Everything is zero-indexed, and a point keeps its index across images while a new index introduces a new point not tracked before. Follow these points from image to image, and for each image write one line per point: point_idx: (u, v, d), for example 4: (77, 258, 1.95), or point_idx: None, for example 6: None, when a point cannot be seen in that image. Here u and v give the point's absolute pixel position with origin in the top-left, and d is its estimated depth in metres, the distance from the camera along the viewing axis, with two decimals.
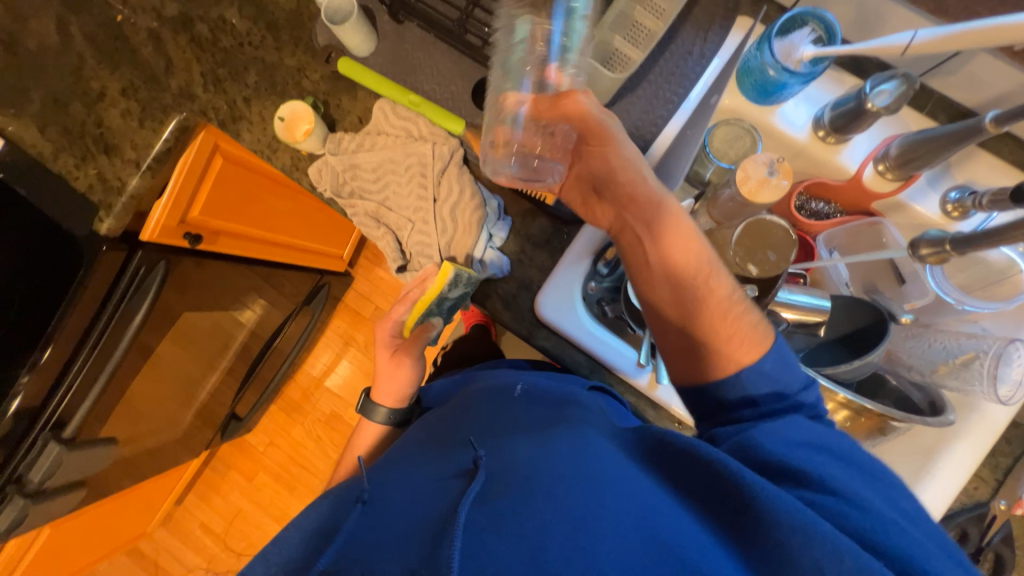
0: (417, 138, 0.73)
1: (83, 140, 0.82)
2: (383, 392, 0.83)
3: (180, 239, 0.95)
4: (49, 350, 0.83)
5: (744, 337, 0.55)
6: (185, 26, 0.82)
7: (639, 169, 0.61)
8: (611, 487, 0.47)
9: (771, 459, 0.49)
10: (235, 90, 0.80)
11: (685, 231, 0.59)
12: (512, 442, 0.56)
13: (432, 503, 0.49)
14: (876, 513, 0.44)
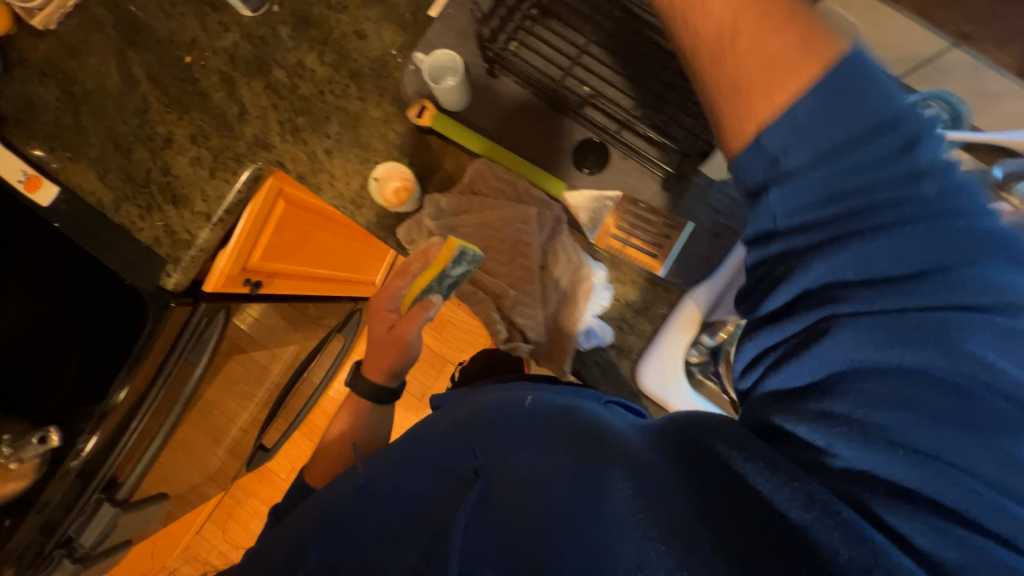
0: (519, 201, 0.70)
1: (148, 190, 0.78)
2: (372, 357, 0.83)
3: (240, 286, 0.91)
4: (116, 401, 0.78)
5: (785, 67, 0.36)
6: (261, 71, 0.78)
7: None
8: (605, 498, 0.42)
9: (799, 408, 0.37)
10: (315, 141, 0.76)
11: None
12: (519, 454, 0.52)
13: (432, 502, 0.51)
14: (916, 471, 0.34)
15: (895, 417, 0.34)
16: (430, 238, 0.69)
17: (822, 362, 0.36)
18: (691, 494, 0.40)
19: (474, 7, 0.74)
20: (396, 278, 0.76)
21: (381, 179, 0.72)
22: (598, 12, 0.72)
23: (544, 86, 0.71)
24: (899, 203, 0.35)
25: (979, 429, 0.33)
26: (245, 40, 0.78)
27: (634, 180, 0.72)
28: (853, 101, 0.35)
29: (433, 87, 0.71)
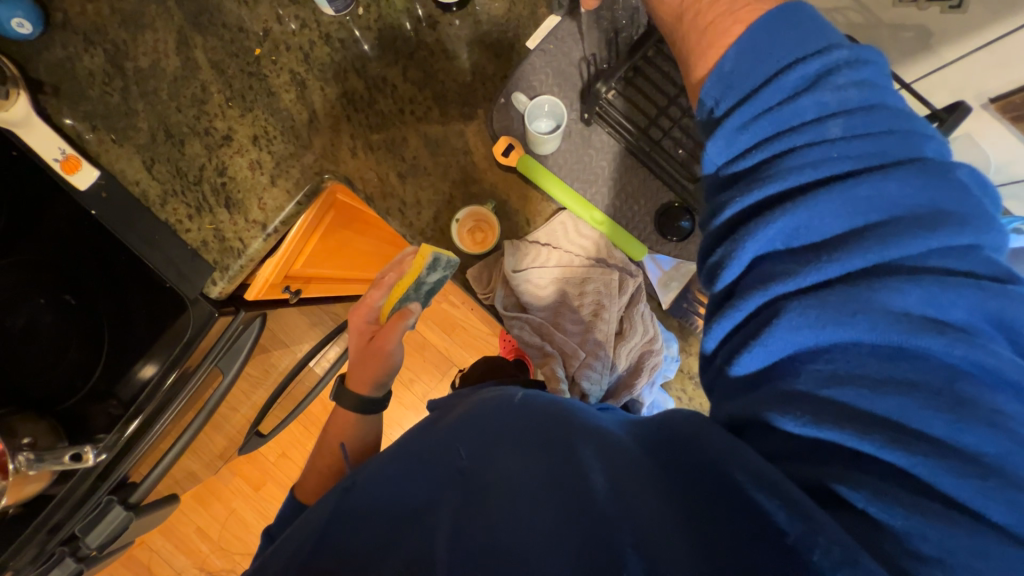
0: (597, 261, 0.70)
1: (201, 191, 0.72)
2: (358, 375, 0.74)
3: (279, 292, 0.87)
4: (151, 399, 0.74)
5: (721, 31, 0.44)
6: (338, 78, 0.72)
7: None
8: (584, 493, 0.43)
9: (768, 395, 0.37)
10: (388, 163, 0.72)
11: None
12: (500, 450, 0.50)
13: (431, 505, 0.50)
14: (866, 437, 0.32)
15: (846, 386, 0.34)
16: (401, 247, 0.70)
17: (775, 346, 0.37)
18: (682, 499, 0.40)
19: (576, 49, 0.71)
20: (371, 288, 0.74)
21: (462, 221, 0.71)
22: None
23: (637, 146, 0.69)
24: (827, 166, 0.38)
25: (931, 392, 0.32)
26: (323, 42, 0.72)
27: None
28: (771, 62, 0.41)
29: (530, 134, 0.68)
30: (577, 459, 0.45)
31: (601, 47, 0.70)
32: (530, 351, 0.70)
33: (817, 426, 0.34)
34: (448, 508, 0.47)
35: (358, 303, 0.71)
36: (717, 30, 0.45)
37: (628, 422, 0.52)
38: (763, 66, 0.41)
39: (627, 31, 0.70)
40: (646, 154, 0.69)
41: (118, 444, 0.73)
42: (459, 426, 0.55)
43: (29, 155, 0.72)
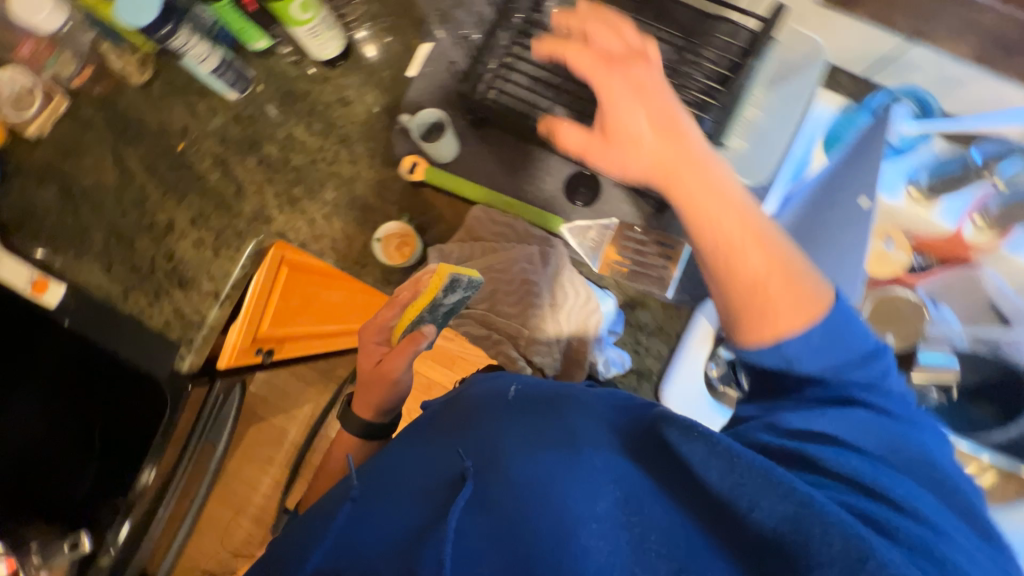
0: (519, 241, 0.73)
1: (153, 277, 0.79)
2: (359, 406, 0.75)
3: (253, 356, 0.92)
4: (146, 488, 0.76)
5: (799, 304, 0.40)
6: (253, 148, 0.80)
7: (727, 206, 0.41)
8: (593, 487, 0.41)
9: (807, 443, 0.40)
10: (313, 209, 0.78)
11: (732, 210, 0.41)
12: (508, 460, 0.47)
13: (436, 483, 0.49)
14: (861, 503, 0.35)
15: (869, 461, 0.38)
16: (421, 267, 0.67)
17: (834, 425, 0.40)
18: (669, 503, 0.39)
19: (453, 64, 0.77)
20: (384, 309, 0.72)
21: (385, 239, 0.74)
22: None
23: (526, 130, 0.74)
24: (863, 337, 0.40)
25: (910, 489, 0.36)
26: (234, 121, 0.81)
27: (627, 206, 0.74)
28: (846, 331, 0.40)
29: (425, 144, 0.74)
30: (574, 460, 0.44)
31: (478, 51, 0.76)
32: (478, 341, 0.73)
33: (829, 484, 0.37)
34: (454, 510, 0.43)
35: (371, 323, 0.70)
36: (785, 300, 0.40)
37: (615, 400, 0.51)
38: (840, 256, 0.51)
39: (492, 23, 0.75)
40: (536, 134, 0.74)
41: (119, 543, 0.74)
42: (455, 425, 0.56)
43: (1, 288, 0.80)
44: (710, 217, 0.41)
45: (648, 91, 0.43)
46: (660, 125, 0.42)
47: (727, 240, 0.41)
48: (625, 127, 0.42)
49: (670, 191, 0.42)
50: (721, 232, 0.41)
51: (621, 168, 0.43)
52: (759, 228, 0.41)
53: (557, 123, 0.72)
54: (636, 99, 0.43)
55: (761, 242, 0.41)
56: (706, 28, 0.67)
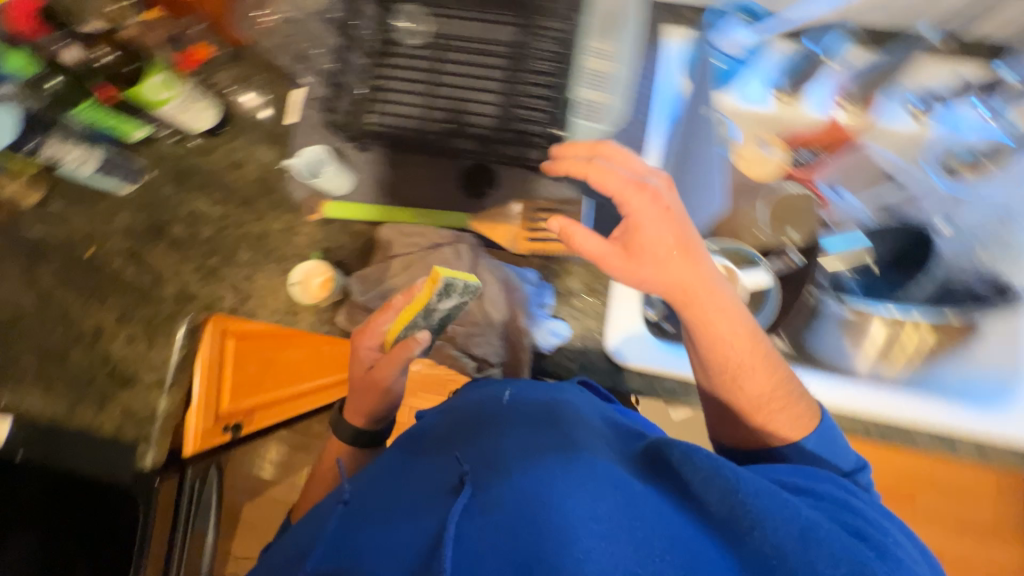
0: (435, 245, 0.76)
1: (95, 385, 0.79)
2: (353, 412, 0.78)
3: (222, 435, 0.92)
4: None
5: (791, 412, 0.61)
6: (161, 234, 0.81)
7: (739, 328, 0.60)
8: (601, 490, 0.45)
9: (798, 484, 0.53)
10: (233, 273, 0.79)
11: (743, 331, 0.60)
12: (507, 466, 0.51)
13: (430, 497, 0.53)
14: (847, 523, 0.46)
15: (845, 498, 0.51)
16: (415, 276, 0.68)
17: (818, 484, 0.53)
18: (673, 507, 0.45)
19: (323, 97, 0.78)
20: (377, 313, 0.72)
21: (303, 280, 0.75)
22: (437, 46, 0.74)
23: (408, 139, 0.76)
24: (840, 448, 0.60)
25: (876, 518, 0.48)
26: (136, 213, 0.82)
27: (524, 184, 0.74)
28: (833, 442, 0.61)
29: (317, 179, 0.75)
30: (572, 458, 0.50)
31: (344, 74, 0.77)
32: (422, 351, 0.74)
33: (822, 508, 0.48)
34: (451, 515, 0.46)
35: (364, 331, 0.70)
36: (776, 405, 0.61)
37: (607, 419, 0.61)
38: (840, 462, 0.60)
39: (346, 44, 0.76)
40: (419, 141, 0.75)
41: None
42: (450, 441, 0.62)
43: None
44: (728, 336, 0.60)
45: (670, 217, 0.58)
46: (679, 249, 0.58)
47: (742, 363, 0.60)
48: (649, 245, 0.58)
49: (689, 311, 0.60)
50: (739, 356, 0.60)
51: (640, 276, 0.59)
52: (759, 349, 0.61)
53: (431, 120, 0.75)
54: (657, 222, 0.58)
55: (764, 368, 0.61)
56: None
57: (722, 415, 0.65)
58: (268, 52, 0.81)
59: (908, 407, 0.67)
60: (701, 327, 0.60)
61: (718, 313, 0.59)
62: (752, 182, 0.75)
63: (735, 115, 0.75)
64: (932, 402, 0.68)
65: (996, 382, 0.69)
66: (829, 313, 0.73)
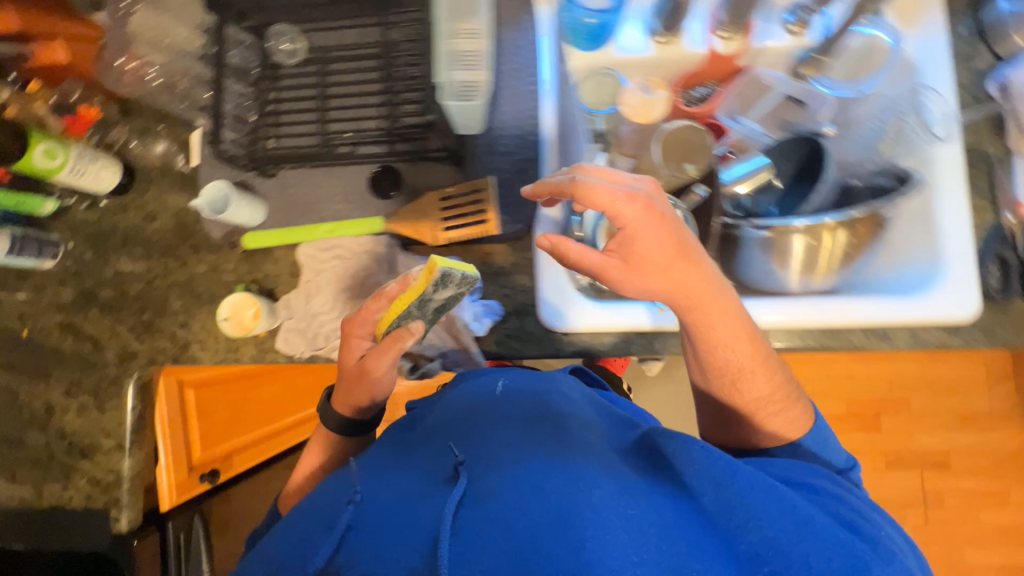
0: (357, 257, 0.74)
1: (56, 461, 0.79)
2: (342, 406, 0.71)
3: (199, 485, 0.92)
4: None
5: (787, 413, 0.63)
6: (91, 299, 0.81)
7: (741, 328, 0.60)
8: (615, 493, 0.45)
9: (797, 468, 0.54)
10: (169, 323, 0.79)
11: (744, 330, 0.60)
12: (509, 462, 0.50)
13: (426, 488, 0.51)
14: (839, 514, 0.48)
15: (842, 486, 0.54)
16: (408, 261, 0.62)
17: (816, 470, 0.55)
18: (670, 503, 0.46)
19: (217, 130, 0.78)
20: (366, 301, 0.65)
21: (233, 315, 0.74)
22: (320, 60, 0.76)
23: (310, 156, 0.76)
24: (827, 440, 0.63)
25: (861, 506, 0.50)
26: (62, 285, 0.82)
27: (431, 176, 0.77)
28: (826, 440, 0.64)
29: (224, 214, 0.72)
30: (572, 461, 0.49)
31: (234, 103, 0.77)
32: None
33: (821, 496, 0.50)
34: (449, 510, 0.46)
35: (354, 319, 0.63)
36: (773, 403, 0.63)
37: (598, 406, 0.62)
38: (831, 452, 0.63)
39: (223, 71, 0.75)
40: (322, 155, 0.76)
41: None
42: (438, 429, 0.60)
43: None
44: (729, 336, 0.59)
45: (666, 221, 0.55)
46: (676, 253, 0.55)
47: (743, 364, 0.61)
48: (645, 250, 0.55)
49: (688, 312, 0.58)
50: (740, 357, 0.61)
51: (639, 284, 0.57)
52: (759, 353, 0.61)
53: (325, 130, 0.77)
54: (652, 226, 0.55)
55: (765, 373, 0.62)
56: None
57: (721, 407, 0.66)
58: (153, 98, 0.81)
59: (837, 312, 0.69)
60: (704, 332, 0.60)
61: (721, 315, 0.58)
62: (645, 123, 0.74)
63: (624, 67, 0.79)
64: (861, 303, 0.70)
65: (923, 273, 0.71)
66: (750, 238, 0.73)
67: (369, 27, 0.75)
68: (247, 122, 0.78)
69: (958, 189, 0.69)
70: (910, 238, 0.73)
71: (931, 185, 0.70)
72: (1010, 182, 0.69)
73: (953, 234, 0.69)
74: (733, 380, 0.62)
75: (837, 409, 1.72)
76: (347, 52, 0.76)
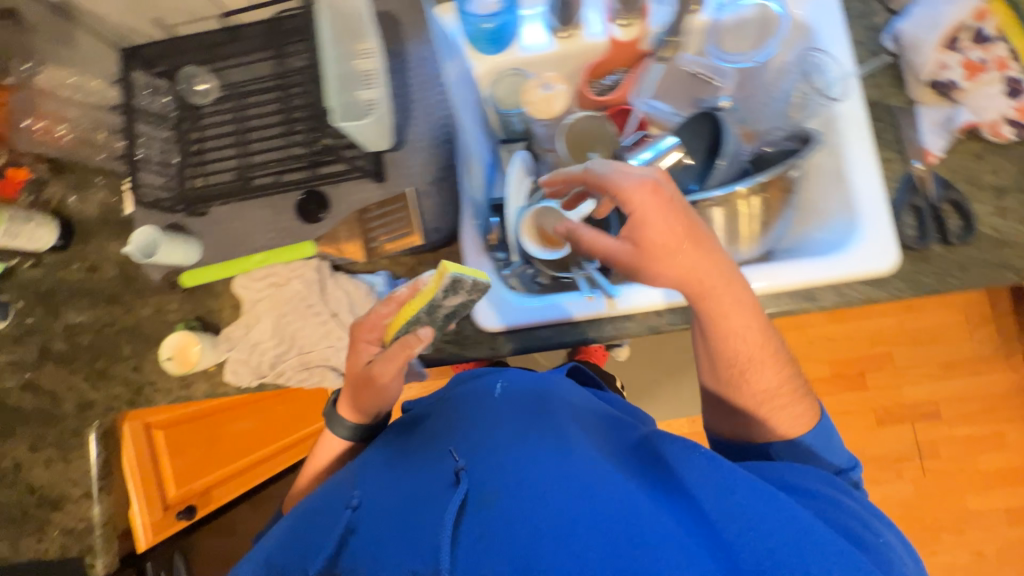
0: (290, 280, 0.76)
1: (29, 516, 0.81)
2: (349, 404, 0.72)
3: (178, 523, 0.94)
4: None
5: (793, 410, 0.62)
6: (46, 355, 0.83)
7: (750, 321, 0.60)
8: (619, 497, 0.46)
9: (796, 470, 0.55)
10: (122, 369, 0.81)
11: (754, 324, 0.60)
12: (512, 462, 0.51)
13: (427, 491, 0.52)
14: (838, 523, 0.48)
15: (839, 488, 0.54)
16: (420, 269, 0.62)
17: (818, 473, 0.55)
18: (672, 512, 0.46)
19: (138, 179, 0.78)
20: (380, 305, 0.65)
21: (176, 354, 0.75)
22: (233, 96, 0.78)
23: (230, 192, 0.77)
24: (832, 441, 0.62)
25: (859, 511, 0.50)
26: (16, 344, 0.84)
27: (360, 194, 0.76)
28: (830, 442, 0.63)
29: (155, 258, 0.74)
30: (574, 464, 0.49)
31: (156, 149, 0.79)
32: (309, 382, 0.75)
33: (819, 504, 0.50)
34: (451, 514, 0.47)
35: (364, 325, 0.64)
36: (778, 397, 0.62)
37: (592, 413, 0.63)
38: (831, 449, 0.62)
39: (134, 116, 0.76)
40: (241, 189, 0.77)
41: None
42: (444, 434, 0.61)
43: None
44: (740, 328, 0.60)
45: (675, 209, 0.55)
46: (686, 238, 0.56)
47: (755, 355, 0.61)
48: (656, 236, 0.55)
49: (696, 298, 0.59)
50: (744, 351, 0.61)
51: (647, 266, 0.57)
52: (764, 348, 0.61)
53: (240, 165, 0.78)
54: (663, 212, 0.55)
55: (772, 366, 0.62)
56: (277, 27, 0.77)
57: (726, 401, 0.65)
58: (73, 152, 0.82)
59: (762, 277, 0.70)
60: (715, 319, 0.60)
61: (735, 303, 0.59)
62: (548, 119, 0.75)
63: (532, 65, 0.81)
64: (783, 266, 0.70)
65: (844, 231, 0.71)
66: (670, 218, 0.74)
67: (263, 60, 0.77)
68: (167, 166, 0.79)
69: (864, 143, 0.70)
70: (828, 196, 0.75)
71: (835, 142, 0.72)
72: (914, 134, 0.71)
73: (864, 188, 0.70)
74: (742, 370, 0.62)
75: (821, 370, 1.70)
76: (249, 86, 0.78)
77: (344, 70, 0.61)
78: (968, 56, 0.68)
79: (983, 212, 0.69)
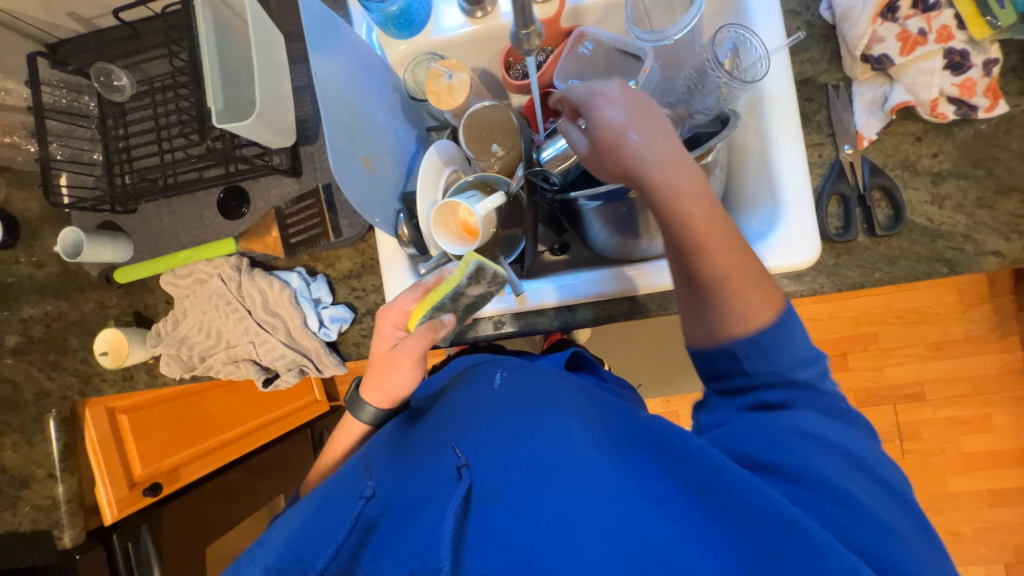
0: (211, 276, 0.77)
1: (1, 494, 0.89)
2: (372, 390, 0.69)
3: (141, 499, 1.01)
4: None
5: (763, 308, 0.49)
6: (5, 348, 0.88)
7: (698, 193, 0.50)
8: (620, 499, 0.43)
9: (817, 440, 0.46)
10: (71, 360, 0.86)
11: (706, 203, 0.50)
12: (513, 459, 0.48)
13: (430, 482, 0.50)
14: (863, 531, 0.41)
15: (856, 459, 0.46)
16: (447, 261, 0.63)
17: (850, 447, 0.47)
18: (683, 514, 0.43)
19: (58, 175, 0.79)
20: (406, 291, 0.66)
21: (110, 348, 0.78)
22: (150, 92, 0.78)
23: (150, 190, 0.77)
24: (793, 341, 0.49)
25: (878, 511, 0.43)
26: None
27: (278, 189, 0.75)
28: (788, 339, 0.49)
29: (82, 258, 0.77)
30: (577, 462, 0.46)
31: (79, 146, 0.79)
32: (236, 375, 0.78)
33: (853, 499, 0.43)
34: (454, 512, 0.45)
35: (391, 308, 0.65)
36: (738, 279, 0.49)
37: (592, 396, 0.59)
38: (793, 350, 0.49)
39: (48, 111, 0.76)
40: (159, 187, 0.76)
41: None
42: (447, 421, 0.58)
43: None
44: (680, 198, 0.49)
45: (620, 97, 0.53)
46: (641, 118, 0.52)
47: (701, 232, 0.49)
48: (596, 123, 0.53)
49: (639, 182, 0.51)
50: (691, 221, 0.49)
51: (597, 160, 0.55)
52: (728, 235, 0.50)
53: (159, 162, 0.77)
54: (599, 104, 0.53)
55: (736, 252, 0.50)
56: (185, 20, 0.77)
57: (684, 302, 0.52)
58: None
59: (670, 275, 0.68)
60: (657, 200, 0.50)
61: (671, 172, 0.50)
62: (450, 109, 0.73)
63: (449, 49, 0.78)
64: None
65: (770, 220, 0.66)
66: (585, 209, 0.70)
67: (174, 55, 0.77)
68: (90, 165, 0.79)
69: (789, 126, 0.65)
70: (756, 180, 0.69)
71: (764, 125, 0.67)
72: (847, 115, 0.65)
73: (789, 174, 0.65)
74: (691, 248, 0.50)
75: None
76: (165, 81, 0.78)
77: (228, 65, 0.63)
78: (906, 27, 0.62)
79: (916, 200, 0.64)
